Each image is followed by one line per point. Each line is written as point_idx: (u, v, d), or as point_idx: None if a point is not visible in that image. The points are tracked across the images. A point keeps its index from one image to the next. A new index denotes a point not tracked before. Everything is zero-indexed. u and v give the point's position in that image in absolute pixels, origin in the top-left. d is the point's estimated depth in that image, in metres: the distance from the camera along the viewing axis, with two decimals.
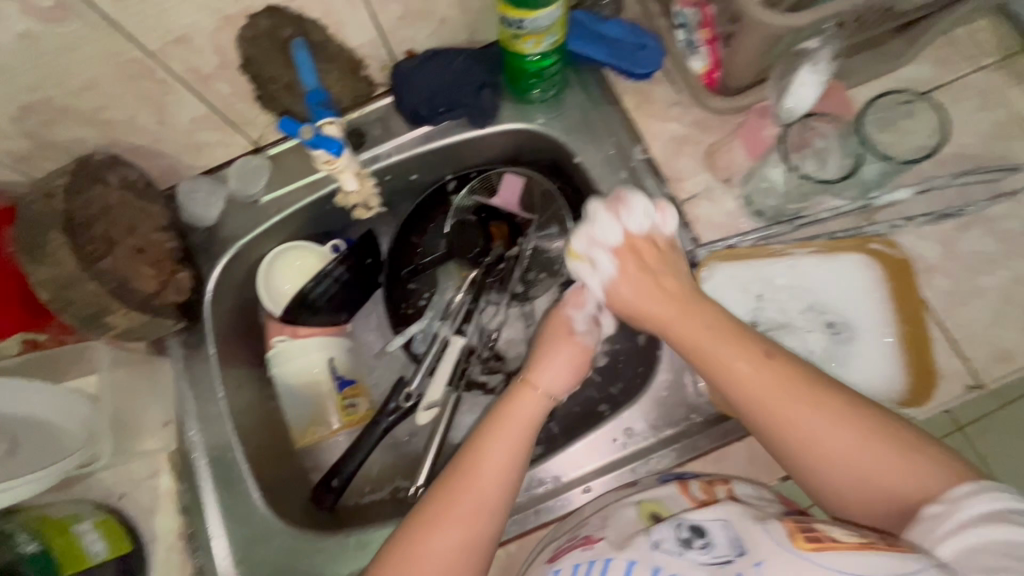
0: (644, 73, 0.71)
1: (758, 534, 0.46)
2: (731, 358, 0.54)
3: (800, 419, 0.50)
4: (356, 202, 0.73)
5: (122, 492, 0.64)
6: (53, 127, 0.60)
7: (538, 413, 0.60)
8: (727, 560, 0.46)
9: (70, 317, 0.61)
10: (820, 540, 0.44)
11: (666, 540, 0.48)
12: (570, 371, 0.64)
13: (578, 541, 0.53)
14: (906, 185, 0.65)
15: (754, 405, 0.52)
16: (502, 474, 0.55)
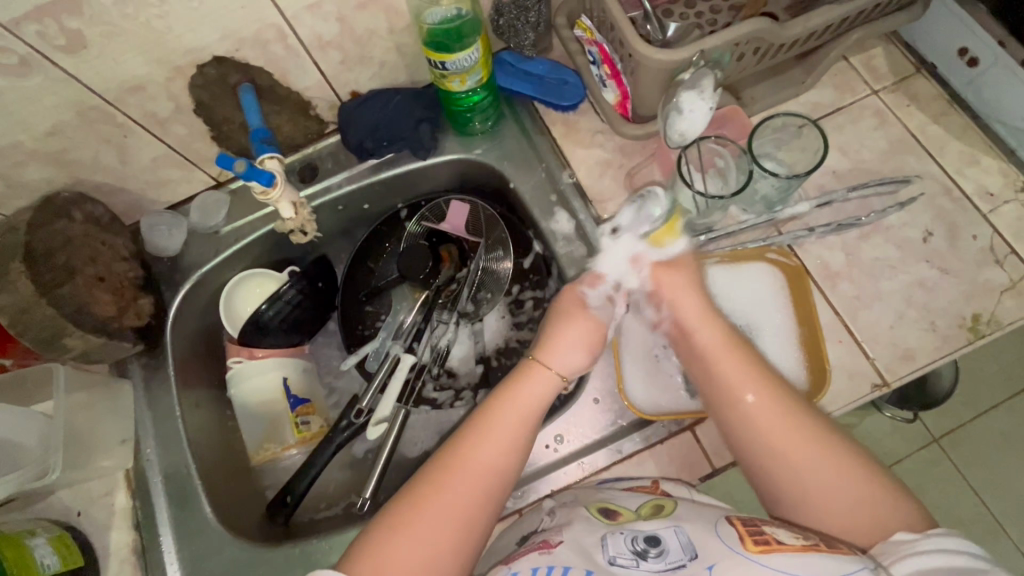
0: (570, 105, 0.78)
1: (709, 539, 0.49)
2: (738, 389, 0.55)
3: (783, 441, 0.52)
4: (294, 228, 0.78)
5: (80, 509, 0.70)
6: (22, 168, 0.66)
7: (547, 392, 0.60)
8: (680, 565, 0.48)
9: (31, 340, 0.66)
10: (768, 543, 0.47)
11: (620, 556, 0.49)
12: (582, 352, 0.63)
13: (536, 545, 0.53)
14: (808, 199, 0.70)
15: (755, 433, 0.54)
16: (497, 465, 0.55)
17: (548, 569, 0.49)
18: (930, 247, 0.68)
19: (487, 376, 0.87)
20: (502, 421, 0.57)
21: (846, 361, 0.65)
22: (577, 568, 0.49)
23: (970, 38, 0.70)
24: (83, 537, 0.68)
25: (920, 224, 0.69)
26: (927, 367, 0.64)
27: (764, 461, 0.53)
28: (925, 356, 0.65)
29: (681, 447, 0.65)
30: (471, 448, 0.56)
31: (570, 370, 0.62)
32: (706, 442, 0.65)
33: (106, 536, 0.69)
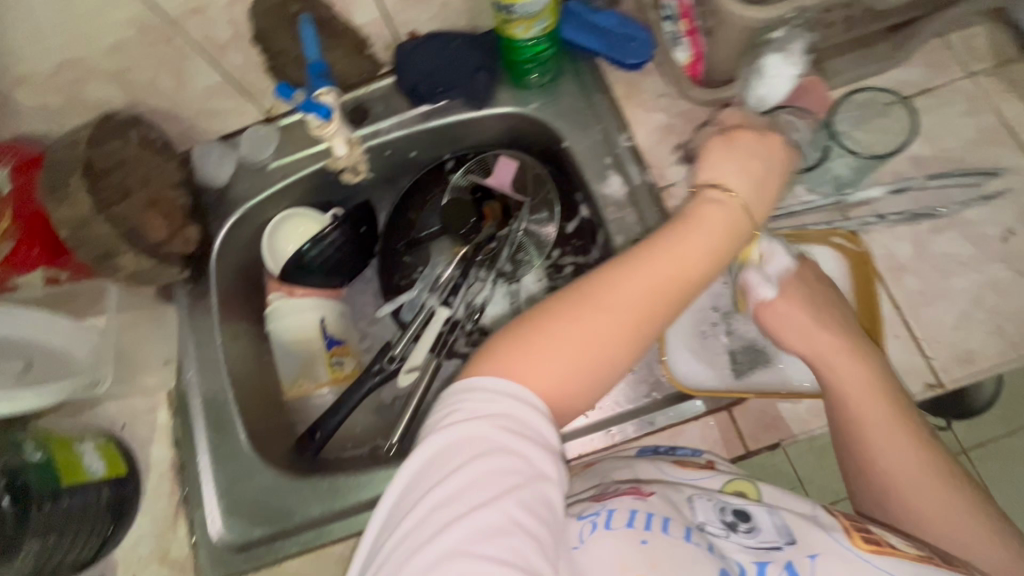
0: (635, 64, 0.74)
1: (807, 529, 0.49)
2: (857, 398, 0.54)
3: (891, 446, 0.53)
4: (346, 166, 0.77)
5: (124, 422, 0.73)
6: (82, 85, 0.66)
7: (728, 220, 0.49)
8: (775, 546, 0.48)
9: (85, 256, 0.67)
10: (879, 546, 0.47)
11: (711, 524, 0.49)
12: (744, 162, 0.51)
13: (626, 491, 0.50)
14: (882, 184, 0.65)
15: (856, 438, 0.54)
16: (668, 281, 0.46)
17: (648, 514, 0.46)
18: (1009, 247, 0.64)
19: None
20: (642, 281, 0.45)
21: (900, 357, 0.62)
22: (675, 520, 0.47)
23: None
24: (126, 449, 0.71)
25: (1000, 221, 0.64)
26: (988, 372, 0.61)
27: (865, 462, 0.54)
28: (988, 360, 0.61)
29: (715, 426, 0.64)
30: (613, 293, 0.45)
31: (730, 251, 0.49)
32: (743, 424, 0.63)
33: (147, 451, 0.72)
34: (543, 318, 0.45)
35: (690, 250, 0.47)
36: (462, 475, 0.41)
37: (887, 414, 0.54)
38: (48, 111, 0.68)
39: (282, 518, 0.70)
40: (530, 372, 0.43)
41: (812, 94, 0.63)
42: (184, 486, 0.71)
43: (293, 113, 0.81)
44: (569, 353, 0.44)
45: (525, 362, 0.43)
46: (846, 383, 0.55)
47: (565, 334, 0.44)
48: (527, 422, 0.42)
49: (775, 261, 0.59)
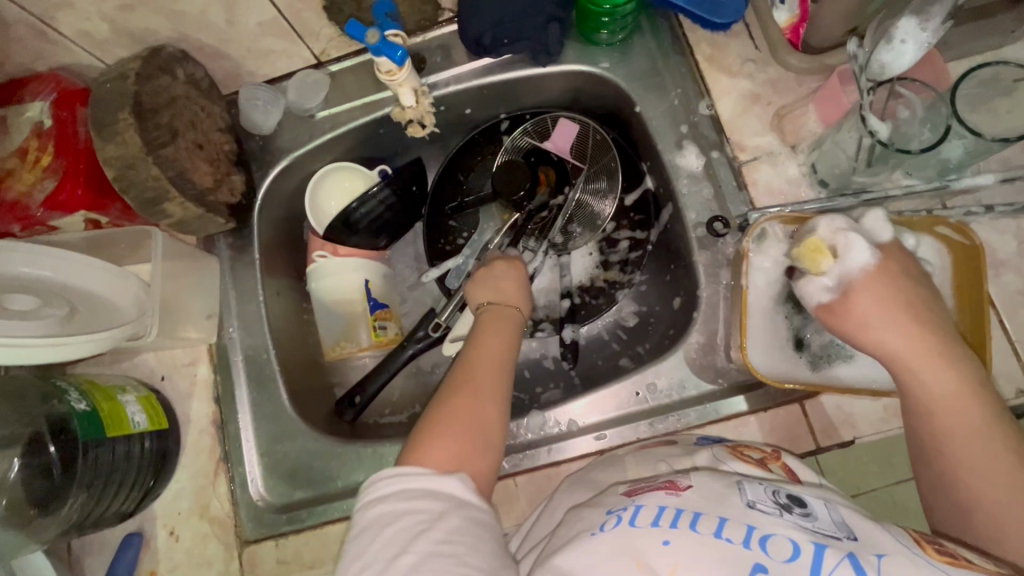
0: (723, 23, 0.67)
1: (873, 528, 0.43)
2: (927, 373, 0.50)
3: (977, 460, 0.47)
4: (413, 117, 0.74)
5: (163, 375, 0.71)
6: (129, 13, 0.61)
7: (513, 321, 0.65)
8: (834, 535, 0.42)
9: (132, 199, 0.63)
10: (956, 558, 0.41)
11: (762, 502, 0.45)
12: (508, 287, 0.68)
13: (661, 484, 0.48)
14: (991, 171, 0.60)
15: (925, 418, 0.50)
16: (497, 369, 0.60)
17: (675, 511, 0.44)
18: None
19: (573, 312, 0.79)
20: (493, 333, 0.63)
21: (993, 362, 0.58)
22: (708, 515, 0.43)
23: None
24: (166, 401, 0.69)
25: None
26: None
27: (938, 472, 0.49)
28: None
29: (783, 417, 0.61)
30: (491, 331, 0.63)
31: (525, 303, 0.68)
32: (813, 418, 0.60)
33: (187, 404, 0.70)
34: (453, 388, 0.57)
35: (502, 306, 0.66)
36: (393, 526, 0.47)
37: (976, 426, 0.48)
38: (92, 40, 0.63)
39: (323, 483, 0.68)
40: (433, 455, 0.52)
41: (928, 66, 0.58)
42: (225, 444, 0.69)
43: (345, 60, 0.75)
44: (458, 425, 0.54)
45: (438, 446, 0.53)
46: (930, 391, 0.50)
47: (463, 402, 0.56)
48: (413, 499, 0.49)
49: (851, 259, 0.53)
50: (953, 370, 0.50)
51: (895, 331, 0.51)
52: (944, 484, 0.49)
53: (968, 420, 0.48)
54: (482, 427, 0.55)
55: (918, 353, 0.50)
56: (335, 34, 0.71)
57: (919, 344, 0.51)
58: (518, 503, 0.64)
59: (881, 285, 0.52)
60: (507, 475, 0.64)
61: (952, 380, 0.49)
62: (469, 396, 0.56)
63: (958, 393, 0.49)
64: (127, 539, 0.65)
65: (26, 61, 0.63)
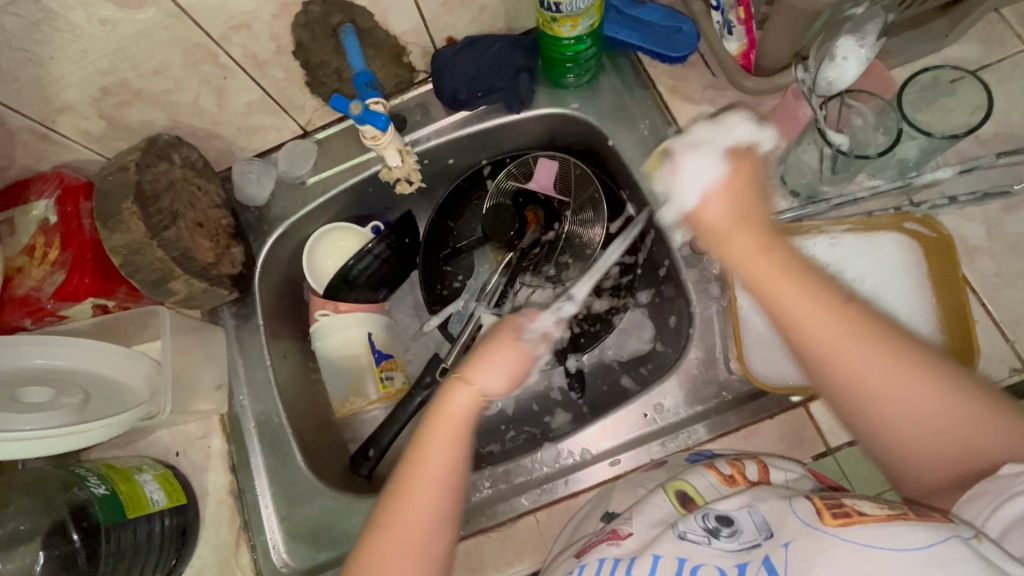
0: (679, 56, 0.72)
1: (785, 517, 0.46)
2: (797, 308, 0.48)
3: (865, 364, 0.47)
4: (399, 176, 0.78)
5: (178, 450, 0.71)
6: (126, 109, 0.65)
7: (470, 412, 0.54)
8: (755, 545, 0.46)
9: (139, 282, 0.66)
10: (849, 517, 0.43)
11: (693, 531, 0.48)
12: (507, 375, 0.55)
13: (605, 535, 0.52)
14: (949, 164, 0.63)
15: (815, 355, 0.48)
16: (439, 488, 0.51)
17: (613, 561, 0.48)
18: None
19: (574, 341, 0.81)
20: (437, 444, 0.52)
21: (983, 346, 0.60)
22: (643, 557, 0.48)
23: None
24: (183, 477, 0.70)
25: None
26: None
27: (850, 401, 0.48)
28: None
29: (791, 423, 0.62)
30: (430, 440, 0.53)
31: (497, 391, 0.55)
32: (821, 420, 0.61)
33: (204, 477, 0.70)
34: (384, 516, 0.51)
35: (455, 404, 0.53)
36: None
37: (856, 338, 0.47)
38: (91, 137, 0.66)
39: (344, 542, 0.68)
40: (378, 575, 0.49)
41: (873, 76, 0.62)
42: (244, 513, 0.69)
43: (330, 126, 0.79)
44: (400, 551, 0.50)
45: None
46: (807, 316, 0.48)
47: (393, 526, 0.50)
48: None
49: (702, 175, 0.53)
50: (824, 298, 0.48)
51: (755, 263, 0.50)
52: (850, 405, 0.48)
53: (836, 330, 0.47)
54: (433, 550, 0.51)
55: (772, 277, 0.49)
56: (318, 106, 0.76)
57: (786, 274, 0.49)
58: (542, 541, 0.63)
59: (735, 197, 0.52)
60: (528, 512, 0.64)
61: (811, 301, 0.48)
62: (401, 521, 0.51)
63: (826, 310, 0.48)
64: None
65: (30, 163, 0.66)
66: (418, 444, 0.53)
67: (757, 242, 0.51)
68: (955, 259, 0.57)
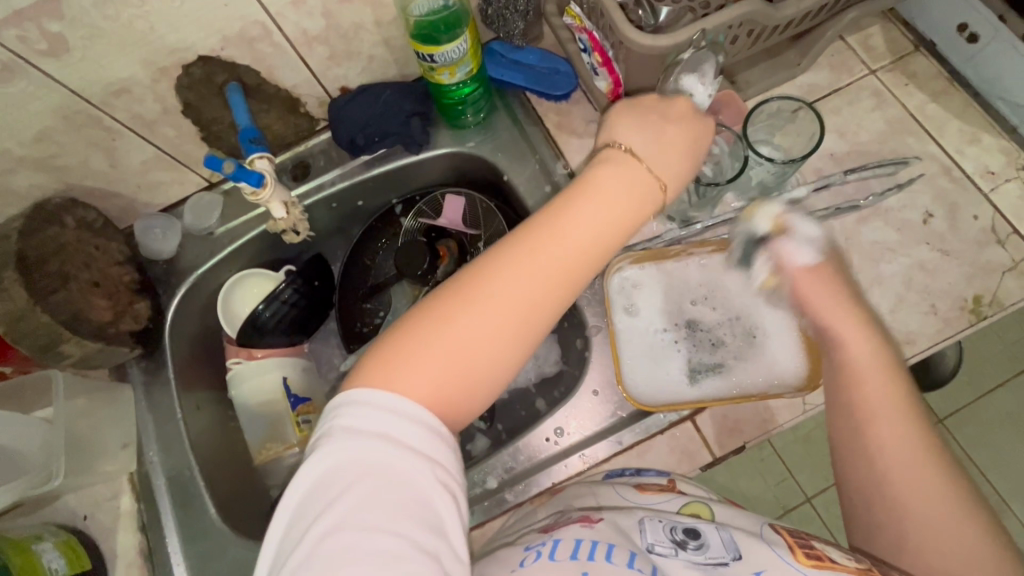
0: (562, 94, 0.76)
1: (754, 544, 0.49)
2: (874, 386, 0.48)
3: (890, 443, 0.46)
4: (285, 227, 0.78)
5: (85, 513, 0.70)
6: (11, 176, 0.65)
7: (628, 215, 0.50)
8: (721, 562, 0.47)
9: (26, 347, 0.66)
10: (821, 560, 0.46)
11: (660, 544, 0.50)
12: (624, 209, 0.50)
13: (577, 520, 0.53)
14: (806, 183, 0.68)
15: (850, 418, 0.48)
16: (550, 281, 0.47)
17: (591, 543, 0.48)
18: (930, 229, 0.67)
19: None
20: (566, 223, 0.49)
21: None
22: (619, 547, 0.48)
23: (968, 14, 0.69)
24: (88, 540, 0.68)
25: (919, 205, 0.68)
26: (927, 351, 0.64)
27: (858, 466, 0.48)
28: (926, 340, 0.64)
29: (681, 437, 0.64)
30: (555, 234, 0.48)
31: (632, 216, 0.50)
32: (706, 432, 0.64)
33: (113, 539, 0.69)
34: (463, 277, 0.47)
35: (605, 192, 0.50)
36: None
37: (885, 418, 0.47)
38: None
39: None
40: (420, 356, 0.44)
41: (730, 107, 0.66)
42: (155, 570, 0.68)
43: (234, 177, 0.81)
44: (472, 321, 0.45)
45: (408, 373, 0.43)
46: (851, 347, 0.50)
47: (470, 310, 0.46)
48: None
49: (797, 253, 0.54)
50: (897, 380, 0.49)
51: (850, 334, 0.50)
52: (858, 471, 0.48)
53: (876, 393, 0.48)
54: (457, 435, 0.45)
55: (848, 338, 0.50)
56: None
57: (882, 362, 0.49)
58: None
59: (830, 295, 0.52)
60: None
61: (884, 380, 0.48)
62: (440, 332, 0.45)
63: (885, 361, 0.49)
64: None
65: None
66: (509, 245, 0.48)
67: (860, 315, 0.51)
68: None
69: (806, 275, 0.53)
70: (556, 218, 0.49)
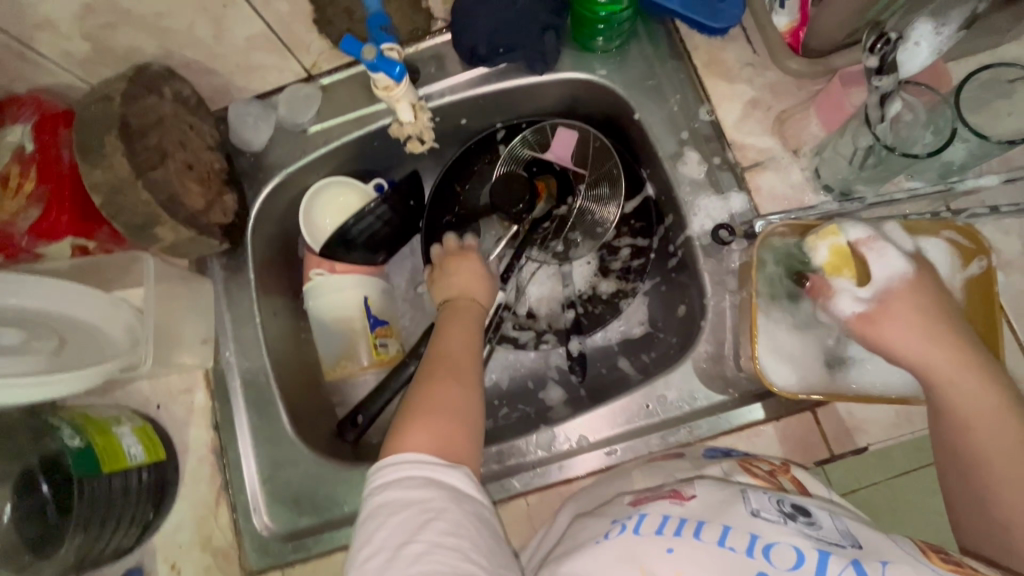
0: (721, 28, 0.66)
1: (882, 541, 0.43)
2: (978, 419, 0.48)
3: (999, 472, 0.47)
4: (410, 134, 0.72)
5: (158, 403, 0.68)
6: (112, 32, 0.58)
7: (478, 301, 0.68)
8: (838, 544, 0.42)
9: (121, 225, 0.61)
10: (960, 565, 0.41)
11: (766, 511, 0.45)
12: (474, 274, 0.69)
13: (666, 494, 0.49)
14: (995, 172, 0.59)
15: (960, 443, 0.49)
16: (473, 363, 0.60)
17: (679, 520, 0.44)
18: None
19: (577, 322, 0.79)
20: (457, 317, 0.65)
21: None
22: (712, 524, 0.44)
23: None
24: (162, 431, 0.67)
25: None
26: None
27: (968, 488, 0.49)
28: None
29: (796, 427, 0.60)
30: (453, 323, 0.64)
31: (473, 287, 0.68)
32: (826, 425, 0.60)
33: (185, 432, 0.68)
34: (426, 369, 0.58)
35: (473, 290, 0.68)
36: (400, 512, 0.46)
37: (997, 442, 0.47)
38: (72, 60, 0.60)
39: (328, 509, 0.66)
40: (431, 423, 0.52)
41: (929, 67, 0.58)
42: (225, 471, 0.67)
43: (336, 72, 0.73)
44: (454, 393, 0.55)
45: (426, 430, 0.52)
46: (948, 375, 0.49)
47: (444, 380, 0.56)
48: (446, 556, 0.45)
49: (885, 266, 0.52)
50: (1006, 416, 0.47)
51: (965, 379, 0.48)
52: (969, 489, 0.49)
53: (993, 429, 0.47)
54: (454, 406, 0.54)
55: (948, 361, 0.49)
56: (325, 47, 0.69)
57: (991, 403, 0.48)
58: (529, 522, 0.62)
59: (922, 324, 0.50)
60: (516, 495, 0.63)
61: (993, 412, 0.48)
62: (447, 403, 0.54)
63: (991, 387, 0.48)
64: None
65: (5, 83, 0.60)
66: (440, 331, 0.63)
67: (958, 359, 0.49)
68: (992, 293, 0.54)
69: (899, 283, 0.51)
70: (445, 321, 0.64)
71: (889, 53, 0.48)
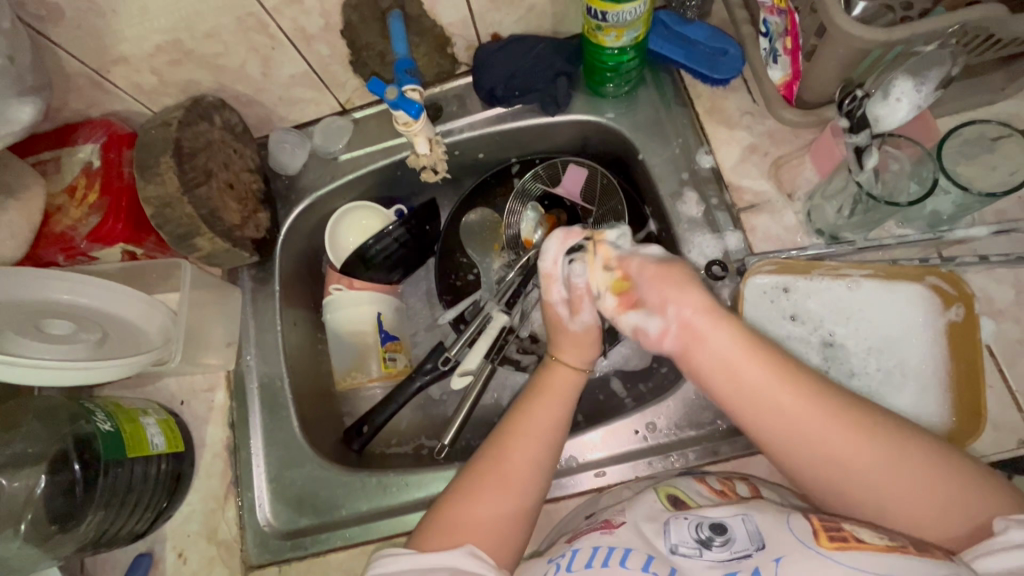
0: (722, 79, 0.71)
1: (780, 531, 0.46)
2: (775, 395, 0.51)
3: (842, 449, 0.49)
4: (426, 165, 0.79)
5: (182, 399, 0.74)
6: (176, 67, 0.67)
7: (571, 386, 0.63)
8: (747, 556, 0.46)
9: (167, 234, 0.69)
10: (846, 540, 0.44)
11: (683, 544, 0.48)
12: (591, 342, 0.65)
13: (597, 524, 0.53)
14: (985, 223, 0.61)
15: (799, 441, 0.50)
16: (546, 439, 0.59)
17: (607, 550, 0.49)
18: None
19: None
20: (547, 403, 0.61)
21: (993, 411, 0.58)
22: (638, 551, 0.48)
23: None
24: (183, 425, 0.73)
25: None
26: None
27: (832, 481, 0.50)
28: None
29: None
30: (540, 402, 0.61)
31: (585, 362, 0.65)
32: None
33: (203, 429, 0.73)
34: (495, 443, 0.59)
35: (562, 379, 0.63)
36: None
37: (826, 419, 0.50)
38: (140, 90, 0.69)
39: (328, 511, 0.70)
40: (490, 498, 0.56)
41: (917, 122, 0.61)
42: (236, 467, 0.72)
43: (368, 107, 0.81)
44: (516, 472, 0.57)
45: (478, 514, 0.55)
46: (807, 436, 0.50)
47: (510, 459, 0.57)
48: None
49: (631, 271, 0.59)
50: (795, 383, 0.51)
51: (769, 378, 0.52)
52: (830, 481, 0.50)
53: (810, 419, 0.50)
54: (516, 484, 0.57)
55: (741, 357, 0.52)
56: (359, 85, 0.77)
57: (791, 385, 0.51)
58: None
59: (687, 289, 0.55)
60: None
61: (789, 393, 0.51)
62: (502, 484, 0.56)
63: (862, 435, 0.49)
64: (137, 560, 0.68)
65: (81, 108, 0.69)
66: (524, 405, 0.61)
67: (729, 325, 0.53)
68: (978, 338, 0.57)
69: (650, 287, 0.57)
70: (522, 407, 0.61)
71: (857, 109, 0.56)
